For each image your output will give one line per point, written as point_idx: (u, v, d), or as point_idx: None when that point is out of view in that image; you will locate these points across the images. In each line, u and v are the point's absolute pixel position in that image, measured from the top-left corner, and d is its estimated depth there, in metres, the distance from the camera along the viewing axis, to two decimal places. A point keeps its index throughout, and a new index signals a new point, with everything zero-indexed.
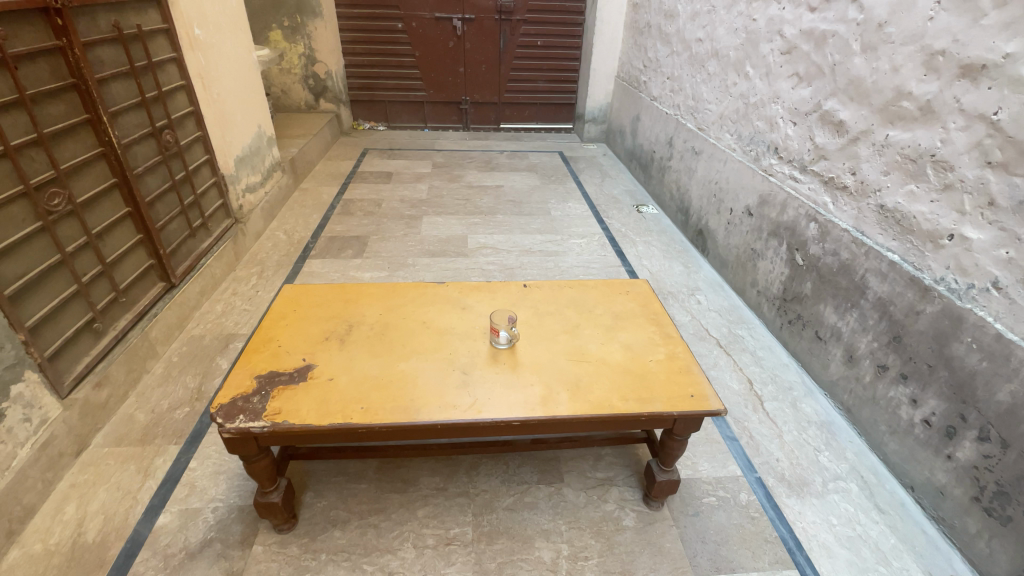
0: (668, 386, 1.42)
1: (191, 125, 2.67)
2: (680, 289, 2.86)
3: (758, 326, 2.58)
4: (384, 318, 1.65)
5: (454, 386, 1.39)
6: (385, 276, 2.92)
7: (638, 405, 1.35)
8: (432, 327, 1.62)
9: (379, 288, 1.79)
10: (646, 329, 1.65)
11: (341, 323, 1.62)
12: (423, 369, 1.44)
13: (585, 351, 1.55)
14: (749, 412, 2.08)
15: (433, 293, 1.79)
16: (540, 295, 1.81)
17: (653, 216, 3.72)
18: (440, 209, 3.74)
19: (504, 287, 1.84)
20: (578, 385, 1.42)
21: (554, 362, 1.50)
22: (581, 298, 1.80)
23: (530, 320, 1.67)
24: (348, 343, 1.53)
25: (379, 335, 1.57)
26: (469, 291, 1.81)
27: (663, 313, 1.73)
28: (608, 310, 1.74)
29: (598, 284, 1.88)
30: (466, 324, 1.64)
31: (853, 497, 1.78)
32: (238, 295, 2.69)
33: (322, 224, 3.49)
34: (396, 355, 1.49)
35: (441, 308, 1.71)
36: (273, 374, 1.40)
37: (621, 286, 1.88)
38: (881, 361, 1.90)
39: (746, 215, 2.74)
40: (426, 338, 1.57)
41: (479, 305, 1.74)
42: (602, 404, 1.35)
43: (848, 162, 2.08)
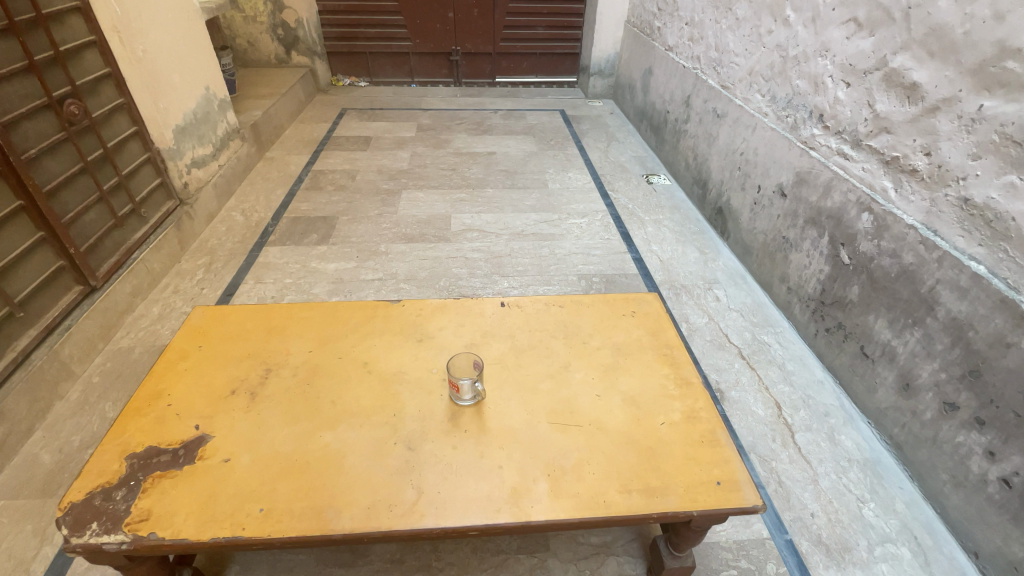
0: (684, 467, 1.05)
1: (109, 90, 2.24)
2: (696, 282, 2.45)
3: (787, 330, 2.20)
4: (315, 359, 1.27)
5: (393, 471, 1.03)
6: (352, 267, 2.51)
7: (643, 502, 0.99)
8: (375, 372, 1.24)
9: (313, 312, 1.41)
10: (656, 373, 1.26)
11: (256, 368, 1.25)
12: (355, 442, 1.08)
13: (574, 407, 1.17)
14: (777, 448, 1.73)
15: (382, 317, 1.40)
16: (520, 319, 1.41)
17: (665, 188, 3.26)
18: (422, 181, 3.29)
19: (476, 308, 1.44)
20: (562, 466, 1.05)
21: (531, 428, 1.12)
22: (574, 325, 1.39)
23: (504, 360, 1.28)
24: (259, 401, 1.16)
25: (303, 387, 1.20)
26: (428, 314, 1.42)
27: (680, 345, 1.33)
28: (607, 342, 1.34)
29: (597, 300, 1.47)
30: (419, 366, 1.26)
31: (904, 567, 1.44)
32: (180, 295, 2.36)
33: (286, 202, 3.07)
34: (321, 419, 1.12)
35: (390, 342, 1.33)
36: (150, 455, 1.06)
37: (626, 304, 1.47)
38: (949, 397, 1.52)
39: (778, 195, 2.29)
40: (365, 390, 1.20)
41: (440, 337, 1.35)
42: (592, 501, 0.99)
43: (921, 140, 1.62)
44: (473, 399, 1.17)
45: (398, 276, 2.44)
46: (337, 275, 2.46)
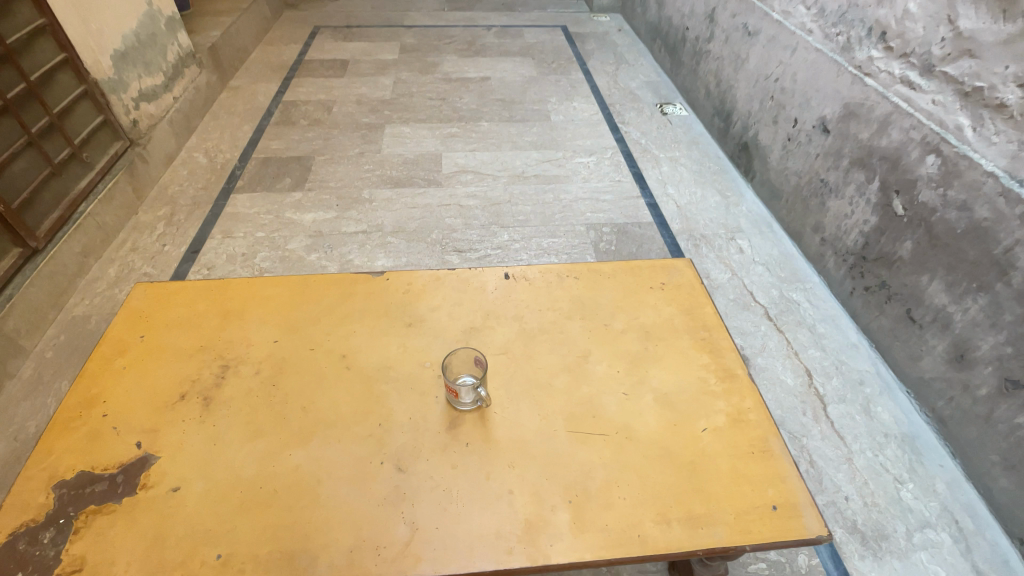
0: (732, 488, 0.88)
1: (25, 9, 1.85)
2: (716, 232, 2.21)
3: (817, 287, 2.00)
4: (282, 351, 1.06)
5: (380, 500, 0.85)
6: (331, 217, 2.23)
7: (685, 535, 0.82)
8: (355, 369, 1.03)
9: (281, 290, 1.18)
10: (694, 363, 1.05)
11: (211, 365, 1.04)
12: (333, 462, 0.89)
13: (598, 410, 0.97)
14: (807, 422, 1.58)
15: (362, 295, 1.17)
16: (528, 296, 1.17)
17: (681, 119, 2.91)
18: (407, 113, 2.91)
19: (474, 282, 1.20)
20: (585, 490, 0.87)
21: (546, 439, 0.93)
22: (592, 302, 1.16)
23: (511, 349, 1.07)
24: (215, 409, 0.96)
25: (269, 390, 0.99)
26: (418, 290, 1.18)
27: (720, 327, 1.12)
28: (633, 323, 1.12)
29: (619, 270, 1.24)
30: (408, 359, 1.05)
31: (945, 554, 1.33)
32: (139, 254, 2.11)
33: (254, 140, 2.72)
34: (291, 433, 0.93)
35: (372, 327, 1.10)
36: (83, 483, 0.87)
37: (653, 274, 1.23)
38: (1013, 374, 1.34)
39: (818, 131, 2.00)
40: (343, 392, 0.99)
41: (432, 320, 1.12)
42: (623, 536, 0.82)
43: (1015, 67, 1.33)
44: (476, 403, 0.97)
45: (384, 228, 2.17)
46: (315, 227, 2.19)
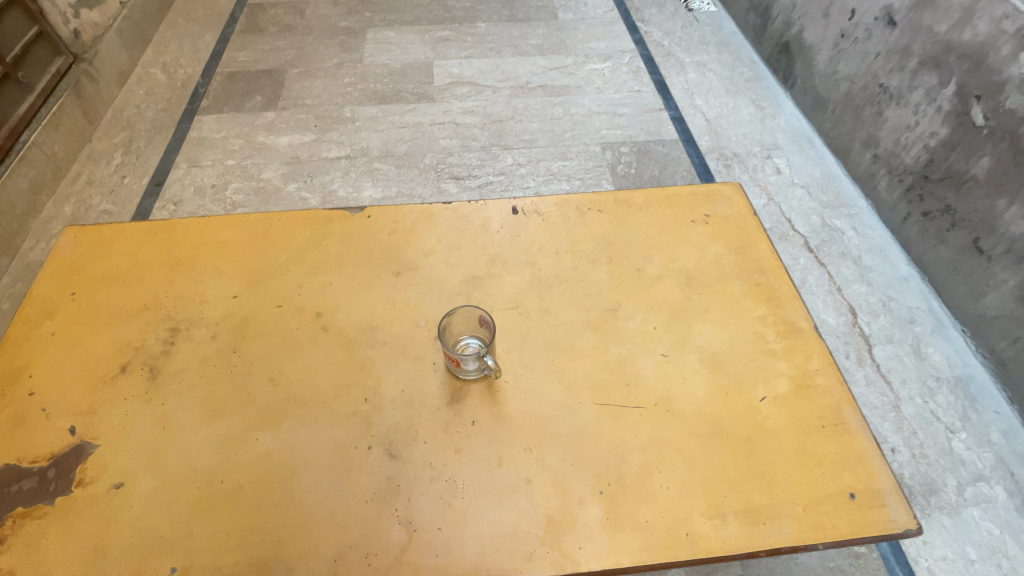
0: (799, 472, 0.72)
1: None
2: (750, 151, 1.94)
3: (864, 212, 1.77)
4: (244, 309, 0.87)
5: (369, 496, 0.69)
6: (309, 141, 1.96)
7: (744, 533, 0.67)
8: (332, 329, 0.84)
9: (240, 232, 0.97)
10: (748, 316, 0.86)
11: (158, 329, 0.85)
12: (310, 448, 0.72)
13: (632, 377, 0.79)
14: (851, 367, 1.43)
15: (339, 237, 0.95)
16: (542, 236, 0.96)
17: (709, 16, 2.51)
18: (392, 14, 2.51)
19: (475, 219, 0.98)
20: (621, 478, 0.70)
21: (570, 414, 0.75)
22: (620, 241, 0.95)
23: (524, 303, 0.87)
24: (165, 384, 0.79)
25: (229, 358, 0.81)
26: (407, 230, 0.96)
27: (779, 271, 0.92)
28: (672, 266, 0.92)
29: (652, 200, 1.01)
30: (398, 317, 0.85)
31: (999, 509, 1.22)
32: (96, 188, 1.87)
33: (218, 51, 2.36)
34: (257, 412, 0.76)
35: (352, 278, 0.90)
36: (8, 480, 0.71)
37: (695, 204, 1.01)
38: None
39: (881, 23, 1.67)
40: (320, 358, 0.81)
41: (425, 268, 0.91)
42: (670, 536, 0.66)
43: None
44: (482, 371, 0.78)
45: (371, 152, 1.90)
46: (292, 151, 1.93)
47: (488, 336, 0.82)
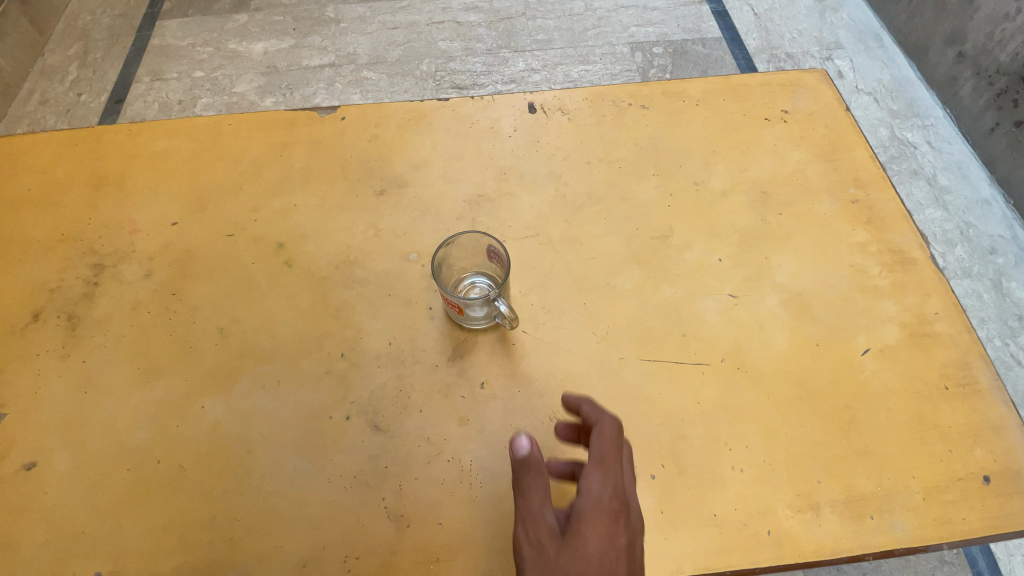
0: (914, 449, 0.54)
1: None
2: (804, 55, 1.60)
3: (939, 121, 1.48)
4: (187, 239, 0.67)
5: (348, 480, 0.53)
6: (288, 46, 1.66)
7: (844, 530, 0.50)
8: (298, 265, 0.65)
9: (181, 141, 0.75)
10: (843, 241, 0.65)
11: (78, 266, 0.66)
12: (271, 419, 0.56)
13: (691, 325, 0.60)
14: None
15: (305, 146, 0.74)
16: (568, 141, 0.73)
17: None
18: None
19: (481, 120, 0.75)
20: (679, 458, 0.53)
21: (608, 374, 0.57)
22: (672, 146, 0.72)
23: (546, 228, 0.67)
24: (88, 335, 0.61)
25: (167, 303, 0.63)
26: (394, 135, 0.74)
27: (881, 182, 0.70)
28: (740, 178, 0.70)
29: (712, 93, 0.77)
30: (383, 248, 0.66)
31: None
32: (49, 107, 1.61)
33: None
34: (202, 373, 0.58)
35: (323, 198, 0.70)
36: None
37: (768, 98, 0.77)
38: None
39: None
40: (283, 303, 0.62)
41: (417, 185, 0.71)
42: (747, 535, 0.49)
43: None
44: (492, 320, 0.59)
45: (357, 59, 1.62)
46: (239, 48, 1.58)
47: (501, 271, 0.61)
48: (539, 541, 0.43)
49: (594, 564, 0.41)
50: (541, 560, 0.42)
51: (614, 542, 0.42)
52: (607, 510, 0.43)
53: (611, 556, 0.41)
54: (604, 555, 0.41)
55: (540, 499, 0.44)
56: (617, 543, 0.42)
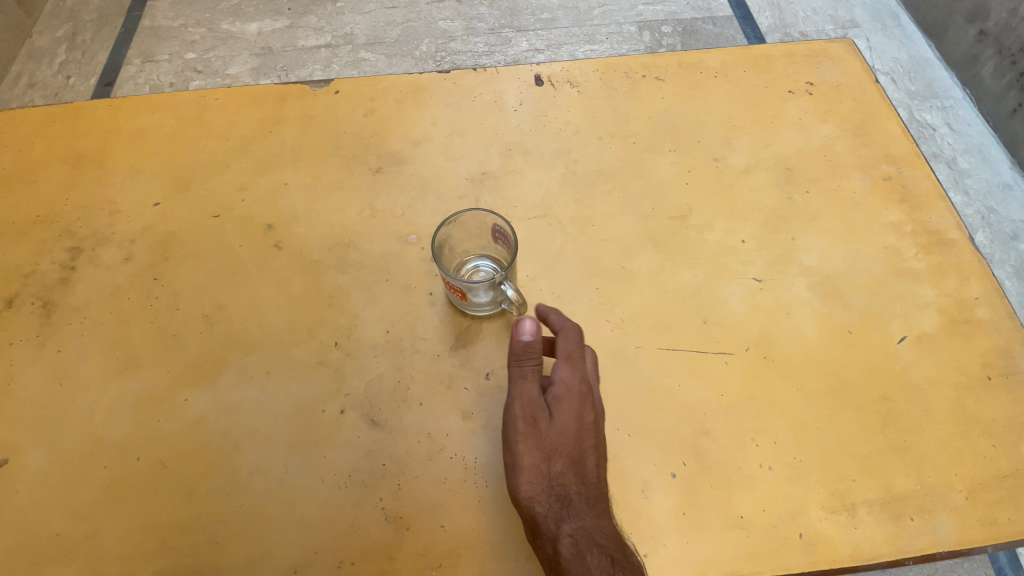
0: (957, 444, 0.50)
1: None
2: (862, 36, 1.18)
3: None
4: (171, 220, 0.63)
5: (342, 479, 0.49)
6: None
7: (882, 532, 0.46)
8: (289, 248, 0.60)
9: (165, 117, 0.71)
10: (875, 221, 0.61)
11: (55, 249, 0.62)
12: (260, 412, 0.51)
13: (713, 311, 0.55)
14: None
15: (297, 121, 0.69)
16: (578, 115, 0.68)
17: None
18: None
19: (484, 93, 0.70)
20: (702, 455, 0.49)
21: (623, 364, 0.53)
22: (689, 121, 0.67)
23: (555, 208, 0.62)
24: (64, 323, 0.57)
25: (149, 289, 0.58)
26: (392, 110, 0.69)
27: (915, 158, 0.65)
28: (764, 153, 0.65)
29: (732, 64, 0.72)
30: (380, 229, 0.61)
31: None
32: None
33: None
34: (186, 363, 0.54)
35: (316, 176, 0.65)
36: None
37: (792, 70, 0.72)
38: None
39: None
40: (272, 288, 0.58)
41: (416, 162, 0.66)
42: (777, 538, 0.45)
43: None
44: (498, 306, 0.55)
45: None
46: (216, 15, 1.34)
47: (506, 254, 0.56)
48: (527, 421, 0.45)
49: (572, 435, 0.45)
50: (528, 437, 0.45)
51: (587, 414, 0.46)
52: (579, 390, 0.46)
53: (585, 427, 0.46)
54: (581, 426, 0.45)
55: (528, 385, 0.45)
56: (590, 415, 0.46)
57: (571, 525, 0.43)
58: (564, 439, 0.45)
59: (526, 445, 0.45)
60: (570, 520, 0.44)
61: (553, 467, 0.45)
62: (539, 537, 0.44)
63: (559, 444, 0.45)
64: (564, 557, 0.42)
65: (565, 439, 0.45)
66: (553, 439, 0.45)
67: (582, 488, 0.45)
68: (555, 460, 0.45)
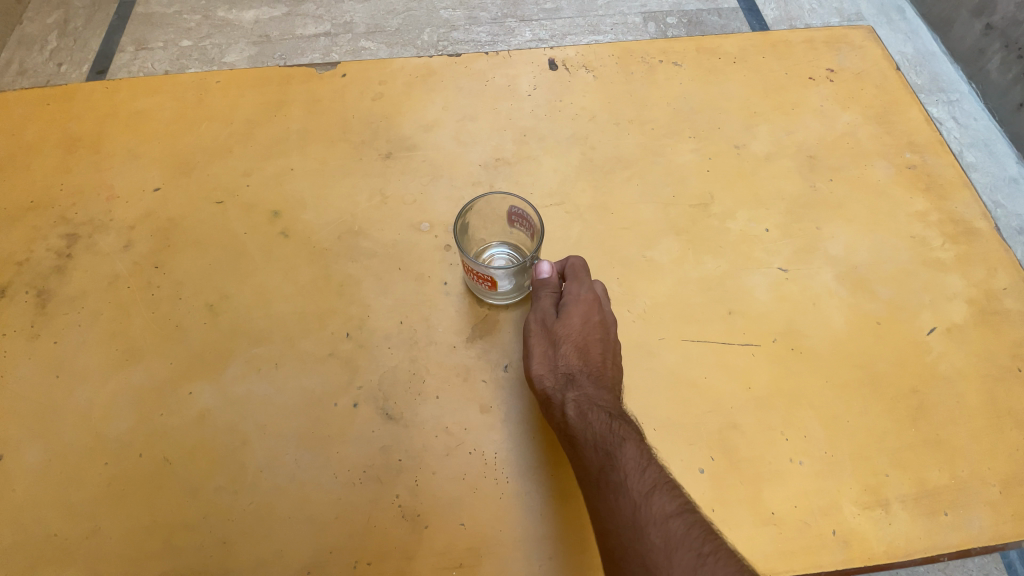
0: (992, 438, 0.48)
1: None
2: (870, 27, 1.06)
3: None
4: (172, 206, 0.60)
5: (357, 475, 0.46)
6: None
7: (917, 528, 0.44)
8: (296, 236, 0.58)
9: (164, 100, 0.68)
10: (901, 209, 0.59)
11: (50, 237, 0.59)
12: (269, 406, 0.49)
13: (738, 301, 0.53)
14: None
15: (302, 105, 0.66)
16: (594, 100, 0.66)
17: None
18: None
19: (497, 77, 0.68)
20: (731, 450, 0.47)
21: (647, 356, 0.51)
22: (709, 107, 0.66)
23: (572, 196, 0.60)
24: (61, 313, 0.54)
25: (149, 278, 0.56)
26: (401, 94, 0.67)
27: (941, 146, 0.63)
28: (787, 140, 0.63)
29: (751, 50, 0.70)
30: (391, 216, 0.59)
31: None
32: None
33: None
34: (190, 354, 0.52)
35: (324, 162, 0.63)
36: None
37: (812, 56, 0.70)
38: None
39: None
40: (280, 277, 0.56)
41: (428, 147, 0.64)
42: (810, 536, 0.44)
43: None
44: (520, 295, 0.53)
45: None
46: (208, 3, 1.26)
47: (526, 241, 0.54)
48: (539, 320, 0.49)
49: (577, 328, 0.47)
50: (539, 330, 0.49)
51: (593, 313, 0.48)
52: (587, 295, 0.49)
53: (592, 325, 0.48)
54: (585, 321, 0.48)
55: (541, 297, 0.50)
56: (597, 315, 0.48)
57: (576, 392, 0.45)
58: (569, 331, 0.47)
59: (535, 338, 0.49)
60: (576, 389, 0.45)
61: (559, 352, 0.47)
62: (549, 409, 0.46)
63: (564, 335, 0.47)
64: (569, 418, 0.43)
65: (572, 331, 0.47)
66: (559, 331, 0.48)
67: (587, 368, 0.47)
68: (562, 347, 0.47)
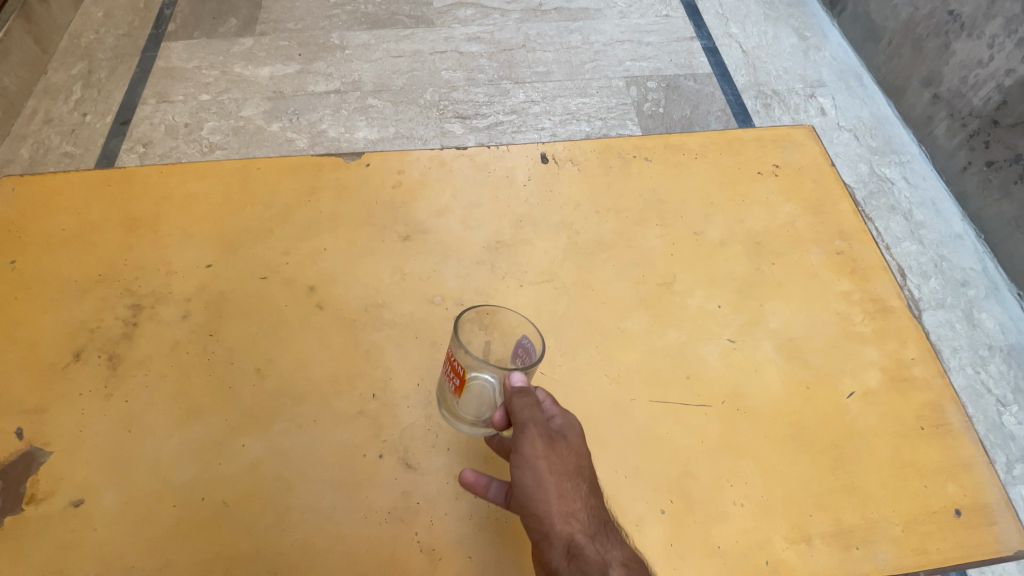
0: (896, 485, 0.60)
1: None
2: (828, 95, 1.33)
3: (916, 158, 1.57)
4: (222, 280, 0.71)
5: (382, 514, 0.57)
6: None
7: (834, 560, 0.56)
8: (329, 308, 0.69)
9: (212, 184, 0.79)
10: (831, 289, 0.72)
11: (117, 306, 0.69)
12: (309, 456, 0.60)
13: (694, 369, 0.65)
14: None
15: (332, 191, 0.78)
16: (578, 191, 0.79)
17: None
18: None
19: (497, 168, 0.81)
20: (687, 494, 0.58)
21: (621, 415, 0.62)
22: (674, 198, 0.78)
23: (560, 276, 0.72)
24: (130, 374, 0.65)
25: (204, 344, 0.66)
26: (416, 183, 0.79)
27: (865, 235, 0.77)
28: (738, 227, 0.76)
29: (710, 147, 0.84)
30: (408, 292, 0.70)
31: None
32: None
33: None
34: (242, 412, 0.62)
35: (351, 243, 0.74)
36: None
37: (761, 153, 0.84)
38: None
39: None
40: (315, 344, 0.66)
41: (439, 230, 0.75)
42: (748, 565, 0.55)
43: None
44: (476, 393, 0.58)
45: None
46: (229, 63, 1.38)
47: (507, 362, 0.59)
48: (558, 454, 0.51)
49: (587, 468, 0.52)
50: (561, 465, 0.50)
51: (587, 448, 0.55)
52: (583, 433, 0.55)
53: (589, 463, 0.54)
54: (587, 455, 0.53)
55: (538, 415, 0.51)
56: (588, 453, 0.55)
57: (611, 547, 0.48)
58: (583, 472, 0.52)
59: (555, 468, 0.50)
60: (605, 540, 0.49)
61: (578, 492, 0.50)
62: (581, 557, 0.47)
63: (581, 475, 0.51)
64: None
65: (583, 470, 0.52)
66: (576, 469, 0.51)
67: (601, 513, 0.51)
68: (579, 486, 0.51)
